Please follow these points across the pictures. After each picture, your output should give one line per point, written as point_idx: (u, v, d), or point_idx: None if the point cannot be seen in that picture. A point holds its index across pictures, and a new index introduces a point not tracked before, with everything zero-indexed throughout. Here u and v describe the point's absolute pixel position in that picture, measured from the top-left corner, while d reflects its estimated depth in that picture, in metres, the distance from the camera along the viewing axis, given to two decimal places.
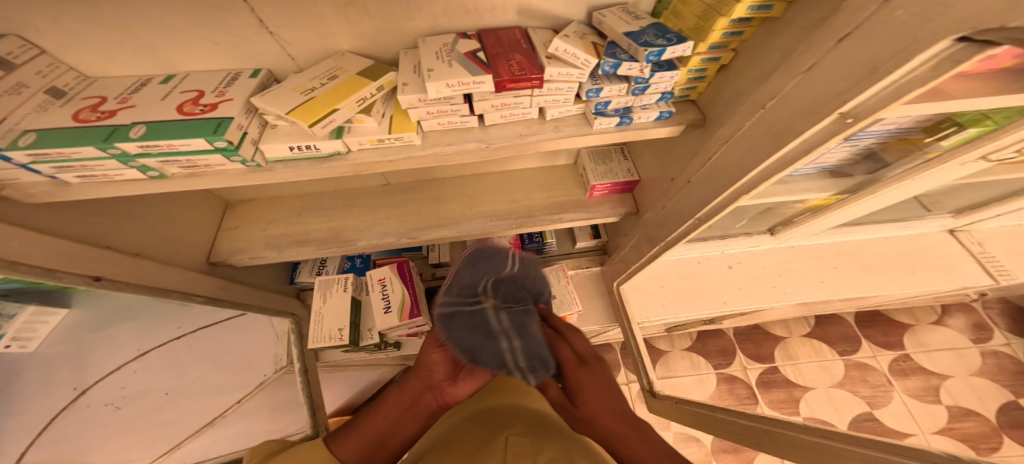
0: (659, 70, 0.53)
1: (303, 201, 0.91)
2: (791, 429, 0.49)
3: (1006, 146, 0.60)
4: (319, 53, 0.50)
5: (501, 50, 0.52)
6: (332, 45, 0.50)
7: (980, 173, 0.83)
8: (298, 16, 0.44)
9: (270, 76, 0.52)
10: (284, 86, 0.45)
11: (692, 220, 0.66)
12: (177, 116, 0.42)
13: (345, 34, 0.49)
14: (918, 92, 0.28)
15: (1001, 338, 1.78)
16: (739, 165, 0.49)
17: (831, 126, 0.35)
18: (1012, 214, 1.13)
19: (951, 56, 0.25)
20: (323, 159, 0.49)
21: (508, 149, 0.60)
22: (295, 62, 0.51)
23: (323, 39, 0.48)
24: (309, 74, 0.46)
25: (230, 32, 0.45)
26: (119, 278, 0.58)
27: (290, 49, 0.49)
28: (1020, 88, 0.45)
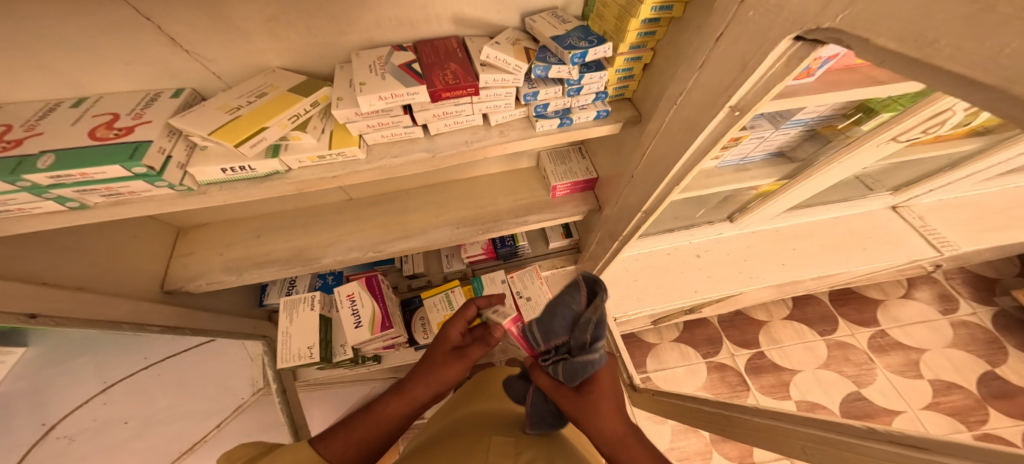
0: (588, 72, 0.56)
1: (262, 222, 0.90)
2: (749, 413, 0.55)
3: (910, 126, 0.72)
4: (247, 69, 0.51)
5: (436, 60, 0.54)
6: (261, 62, 0.50)
7: (904, 153, 0.93)
8: (221, 35, 0.45)
9: (195, 94, 0.52)
10: (209, 105, 0.45)
11: (640, 212, 0.68)
12: (88, 141, 0.42)
13: (273, 50, 0.49)
14: (785, 82, 0.33)
15: (967, 307, 1.87)
16: (669, 157, 0.52)
17: (727, 120, 0.41)
18: (947, 188, 1.20)
19: (795, 52, 0.30)
20: (262, 179, 0.50)
21: (456, 157, 0.61)
22: (221, 81, 0.52)
23: (250, 56, 0.49)
24: (235, 92, 0.47)
25: (143, 51, 0.45)
26: (62, 315, 0.57)
27: (212, 67, 0.49)
28: None
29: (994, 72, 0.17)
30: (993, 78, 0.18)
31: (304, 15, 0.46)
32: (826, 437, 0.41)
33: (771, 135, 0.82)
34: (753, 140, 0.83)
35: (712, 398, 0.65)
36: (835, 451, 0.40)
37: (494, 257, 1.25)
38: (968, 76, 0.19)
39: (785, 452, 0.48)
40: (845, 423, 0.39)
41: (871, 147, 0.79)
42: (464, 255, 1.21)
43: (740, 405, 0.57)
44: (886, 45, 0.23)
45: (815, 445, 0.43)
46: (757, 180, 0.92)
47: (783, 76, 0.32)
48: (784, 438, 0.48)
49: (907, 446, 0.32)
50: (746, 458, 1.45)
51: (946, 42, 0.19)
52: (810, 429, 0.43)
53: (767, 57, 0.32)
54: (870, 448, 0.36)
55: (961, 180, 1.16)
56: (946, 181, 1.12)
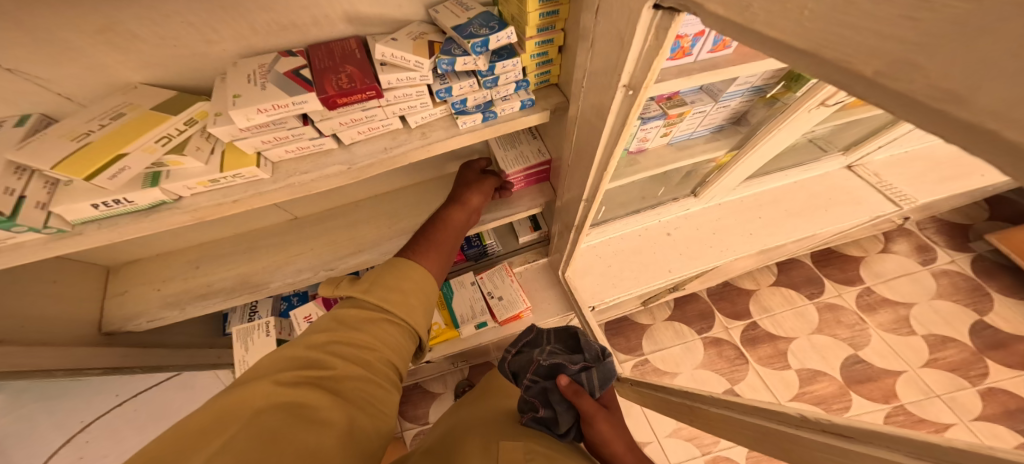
0: (499, 60, 0.52)
1: (200, 251, 0.86)
2: (706, 402, 0.52)
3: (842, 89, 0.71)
4: (106, 88, 0.47)
5: (330, 64, 0.50)
6: (117, 78, 0.46)
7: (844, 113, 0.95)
8: (50, 52, 0.41)
9: (47, 119, 0.46)
10: (54, 133, 0.41)
11: (583, 202, 0.63)
12: None
13: (125, 64, 0.45)
14: (660, 59, 0.31)
15: (944, 256, 1.87)
16: (590, 143, 0.48)
17: (626, 102, 0.37)
18: (896, 143, 1.20)
19: (660, 23, 0.28)
20: (149, 210, 0.46)
21: (377, 166, 0.57)
22: (75, 102, 0.47)
23: (99, 73, 0.45)
24: (87, 116, 0.43)
25: None
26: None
27: (51, 88, 0.44)
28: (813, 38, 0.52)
29: (807, 35, 0.17)
30: (804, 42, 0.18)
31: (145, 22, 0.42)
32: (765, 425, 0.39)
33: (710, 110, 0.81)
34: (694, 116, 0.81)
35: (676, 387, 0.63)
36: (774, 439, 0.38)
37: (463, 259, 1.19)
38: (790, 43, 0.19)
39: (737, 440, 0.46)
40: (782, 411, 0.38)
41: (804, 113, 0.78)
42: None
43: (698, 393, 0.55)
44: (716, 11, 0.23)
45: (759, 435, 0.40)
46: (708, 154, 0.91)
47: (657, 50, 0.30)
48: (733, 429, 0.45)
49: (835, 434, 0.30)
50: None
51: (758, 7, 0.20)
52: (750, 417, 0.41)
53: (636, 30, 0.29)
54: (800, 436, 0.34)
55: (913, 132, 1.16)
56: (895, 137, 1.14)
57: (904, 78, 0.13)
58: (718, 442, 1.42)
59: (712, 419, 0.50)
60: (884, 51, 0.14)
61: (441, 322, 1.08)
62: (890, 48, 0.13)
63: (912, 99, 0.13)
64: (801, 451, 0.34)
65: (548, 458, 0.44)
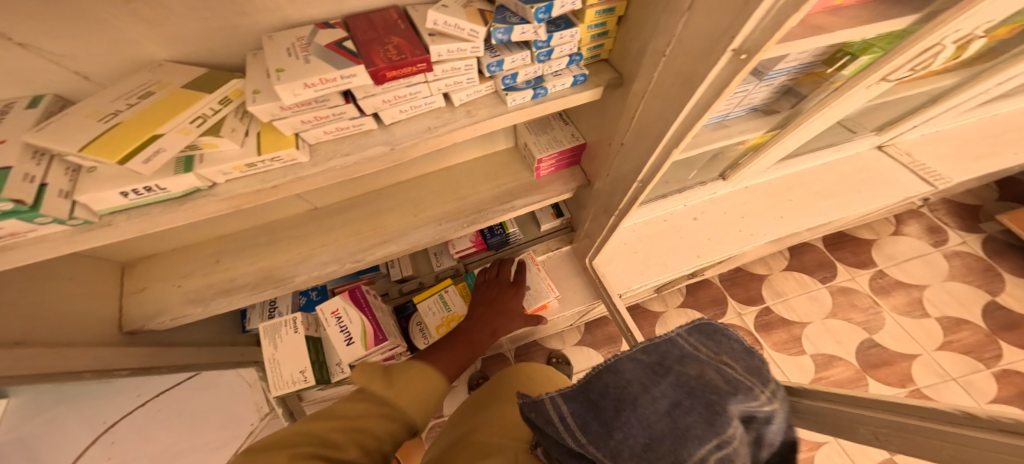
0: (557, 30, 0.47)
1: (219, 245, 0.81)
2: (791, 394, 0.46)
3: (901, 64, 0.66)
4: (125, 65, 0.41)
5: (373, 35, 0.45)
6: (141, 54, 0.41)
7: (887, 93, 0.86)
8: (72, 24, 0.35)
9: (61, 100, 0.41)
10: (76, 112, 0.36)
11: (636, 183, 0.60)
12: None
13: (150, 39, 0.40)
14: (794, 18, 0.25)
15: (955, 237, 1.86)
16: (663, 118, 0.44)
17: (728, 68, 0.33)
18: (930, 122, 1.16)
19: None
20: (182, 198, 0.42)
21: (419, 147, 0.53)
22: (92, 81, 0.42)
23: (120, 48, 0.40)
24: (111, 94, 0.37)
25: None
26: (6, 375, 0.48)
27: (67, 65, 0.39)
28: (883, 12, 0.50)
29: None
30: None
31: None
32: (903, 423, 0.34)
33: (753, 88, 0.76)
34: (736, 95, 0.76)
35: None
36: (917, 437, 0.33)
37: (485, 249, 1.16)
38: None
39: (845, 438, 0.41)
40: (931, 407, 0.33)
41: (861, 90, 0.73)
42: (452, 251, 1.13)
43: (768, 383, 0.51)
44: None
45: (888, 432, 0.36)
46: (746, 134, 0.86)
47: (793, 9, 0.25)
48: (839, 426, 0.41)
49: (1022, 435, 0.26)
50: None
51: None
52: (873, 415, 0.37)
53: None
54: (979, 438, 0.29)
55: (945, 114, 1.13)
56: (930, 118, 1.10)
57: None
58: None
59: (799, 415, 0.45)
60: None
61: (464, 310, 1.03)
62: None
63: None
64: (981, 456, 0.29)
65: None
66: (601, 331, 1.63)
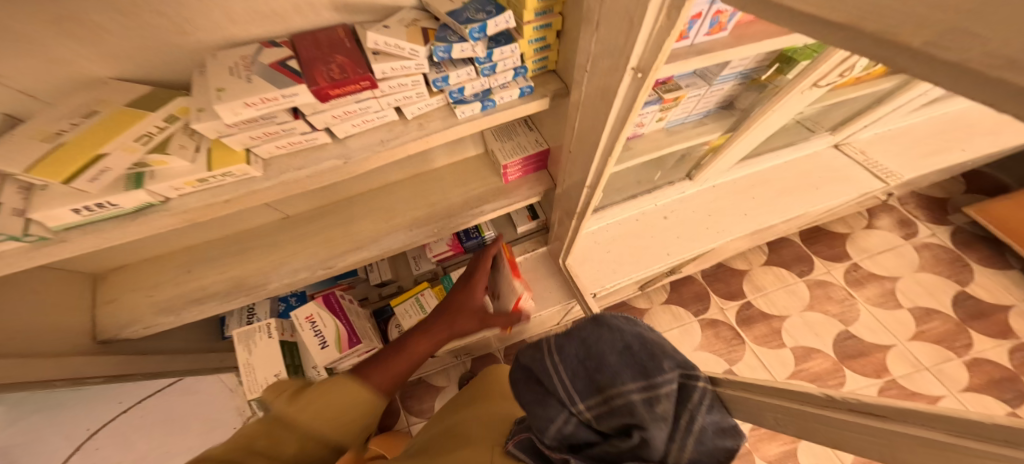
0: (497, 46, 0.50)
1: (191, 254, 0.83)
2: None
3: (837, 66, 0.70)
4: (74, 85, 0.43)
5: (317, 53, 0.47)
6: (86, 72, 0.43)
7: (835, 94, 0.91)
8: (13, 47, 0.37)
9: (12, 120, 0.43)
10: (22, 132, 0.38)
11: (586, 188, 0.63)
12: None
13: (88, 56, 0.42)
14: (671, 40, 0.28)
15: (925, 230, 1.91)
16: (595, 127, 0.47)
17: (633, 83, 0.35)
18: (880, 121, 1.21)
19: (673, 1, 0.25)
20: (136, 214, 0.44)
21: (373, 159, 0.55)
22: (42, 101, 0.43)
23: (64, 67, 0.41)
24: (55, 114, 0.40)
25: None
26: None
27: (12, 85, 0.40)
28: None
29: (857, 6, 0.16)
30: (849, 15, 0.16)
31: (118, 15, 0.39)
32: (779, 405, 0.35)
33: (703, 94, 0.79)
34: (688, 100, 0.79)
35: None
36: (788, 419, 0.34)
37: (462, 251, 1.18)
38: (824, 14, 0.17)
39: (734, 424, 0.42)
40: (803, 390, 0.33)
41: (795, 95, 0.77)
42: (430, 255, 1.15)
43: None
44: None
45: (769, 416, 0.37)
46: (702, 136, 0.89)
47: (668, 31, 0.27)
48: None
49: (880, 411, 0.27)
50: None
51: None
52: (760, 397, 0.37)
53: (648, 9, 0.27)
54: (831, 413, 0.30)
55: (895, 113, 1.17)
56: (879, 116, 1.15)
57: (959, 48, 0.12)
58: None
59: None
60: (938, 20, 0.12)
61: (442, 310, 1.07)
62: (944, 18, 0.12)
63: (965, 70, 0.12)
64: (840, 433, 0.30)
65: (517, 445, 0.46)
66: None
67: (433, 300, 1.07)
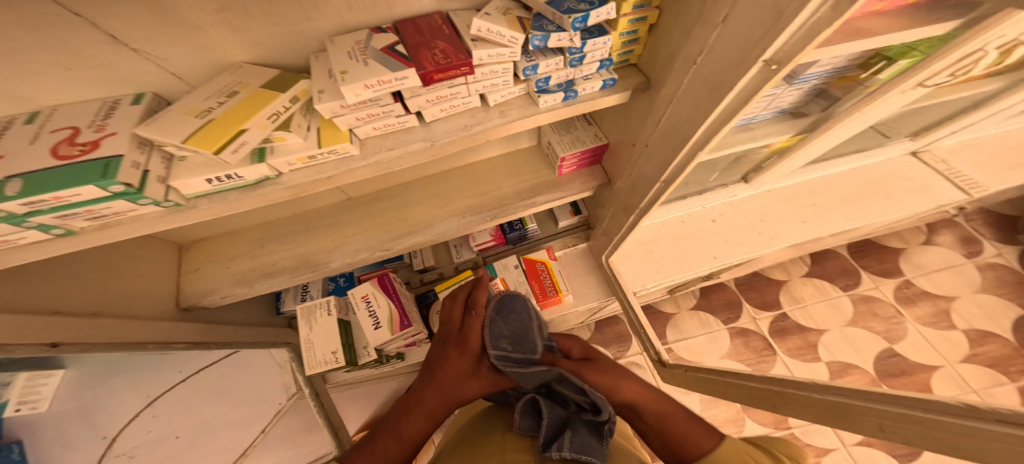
0: (591, 37, 0.51)
1: (263, 230, 0.88)
2: (805, 388, 0.49)
3: (938, 69, 0.66)
4: (210, 67, 0.47)
5: (421, 39, 0.49)
6: (224, 57, 0.47)
7: (928, 98, 0.86)
8: (171, 31, 0.41)
9: (158, 98, 0.47)
10: (177, 110, 0.42)
11: (658, 183, 0.62)
12: (53, 161, 0.38)
13: (235, 44, 0.45)
14: (828, 33, 0.27)
15: (991, 248, 1.80)
16: (691, 121, 0.47)
17: (758, 77, 0.35)
18: (970, 128, 1.16)
19: None
20: (253, 186, 0.47)
21: (456, 144, 0.56)
22: (184, 81, 0.48)
23: (208, 52, 0.45)
24: (203, 94, 0.44)
25: (88, 56, 0.40)
26: (83, 341, 0.54)
27: (165, 67, 0.45)
28: (923, 20, 0.50)
29: None
30: None
31: (259, 0, 0.41)
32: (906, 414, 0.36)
33: (780, 93, 0.73)
34: (764, 99, 0.75)
35: (752, 373, 0.59)
36: (919, 428, 0.35)
37: (504, 243, 1.19)
38: None
39: (853, 430, 0.43)
40: (936, 399, 0.34)
41: (896, 94, 0.73)
42: (472, 244, 1.15)
43: (784, 378, 0.53)
44: None
45: (892, 424, 0.38)
46: (772, 137, 0.84)
47: (829, 22, 0.27)
48: (850, 416, 0.43)
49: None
50: (781, 423, 1.43)
51: None
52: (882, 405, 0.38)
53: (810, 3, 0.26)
54: (979, 428, 0.30)
55: (990, 118, 1.12)
56: (971, 122, 1.10)
57: None
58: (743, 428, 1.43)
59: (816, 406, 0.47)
60: None
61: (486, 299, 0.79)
62: None
63: None
64: (981, 446, 0.30)
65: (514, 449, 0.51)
66: (611, 330, 1.64)
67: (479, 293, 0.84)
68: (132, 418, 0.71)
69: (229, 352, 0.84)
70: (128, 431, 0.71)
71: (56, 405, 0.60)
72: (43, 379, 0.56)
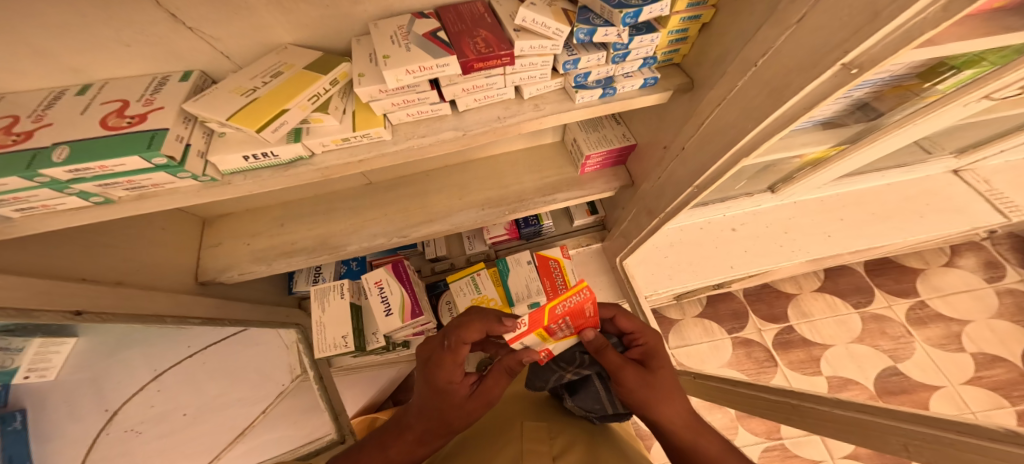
0: (639, 34, 0.49)
1: (284, 209, 0.88)
2: (824, 403, 0.48)
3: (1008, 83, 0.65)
4: (256, 49, 0.46)
5: (463, 27, 0.48)
6: (272, 39, 0.46)
7: (981, 113, 0.82)
8: (222, 10, 0.40)
9: (205, 77, 0.47)
10: (223, 87, 0.42)
11: (691, 188, 0.61)
12: (100, 131, 0.38)
13: (283, 25, 0.45)
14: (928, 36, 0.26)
15: (1013, 274, 1.76)
16: (741, 125, 0.45)
17: (833, 80, 0.34)
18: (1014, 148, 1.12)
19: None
20: (286, 166, 0.47)
21: (487, 135, 0.55)
22: (230, 61, 0.47)
23: (259, 33, 0.44)
24: (249, 73, 0.43)
25: (143, 31, 0.39)
26: (105, 310, 0.54)
27: (217, 46, 0.44)
28: (1000, 28, 0.47)
29: None
30: None
31: None
32: (940, 436, 0.35)
33: None
34: None
35: (768, 384, 0.58)
36: (951, 450, 0.34)
37: (518, 237, 1.18)
38: None
39: (871, 447, 0.42)
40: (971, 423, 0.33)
41: (957, 105, 0.71)
42: (486, 237, 1.14)
43: (804, 391, 0.51)
44: None
45: (921, 444, 0.37)
46: (808, 147, 0.81)
47: (936, 24, 0.25)
48: (870, 433, 0.42)
49: None
50: (774, 434, 1.43)
51: None
52: (913, 426, 0.37)
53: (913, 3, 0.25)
54: (1018, 454, 0.28)
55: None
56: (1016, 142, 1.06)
57: None
58: (735, 436, 1.42)
59: (834, 421, 0.46)
60: None
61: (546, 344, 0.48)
62: None
63: None
64: None
65: (569, 440, 0.50)
66: None
67: (518, 320, 0.42)
68: (137, 391, 0.69)
69: (238, 329, 0.84)
70: (129, 405, 0.69)
71: (63, 374, 0.60)
72: (55, 348, 0.56)
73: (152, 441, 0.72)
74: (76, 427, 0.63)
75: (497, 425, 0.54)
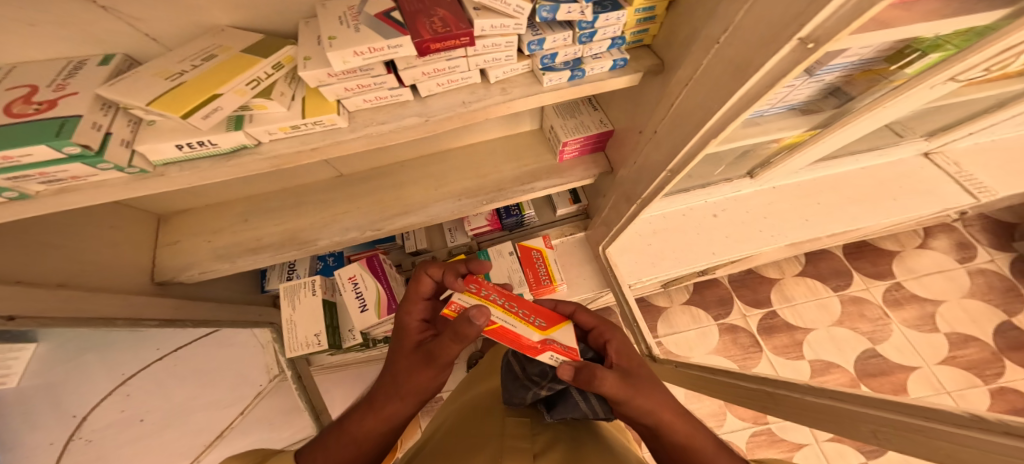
0: (603, 11, 0.47)
1: (249, 204, 0.84)
2: (796, 390, 0.48)
3: (972, 64, 0.63)
4: (188, 30, 0.43)
5: (420, 6, 0.44)
6: (205, 19, 0.42)
7: (950, 95, 0.83)
8: None
9: (129, 60, 0.43)
10: (147, 71, 0.38)
11: (665, 173, 0.60)
12: (6, 120, 0.35)
13: (217, 5, 0.41)
14: (879, 7, 0.24)
15: (984, 254, 1.81)
16: (708, 106, 0.43)
17: (790, 56, 0.32)
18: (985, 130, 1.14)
19: None
20: (228, 155, 0.44)
21: (452, 120, 0.52)
22: (157, 43, 0.43)
23: (189, 14, 0.41)
24: (178, 55, 0.40)
25: (50, 11, 0.36)
26: (46, 315, 0.49)
27: (141, 28, 0.40)
28: (965, 6, 0.46)
29: None
30: None
31: None
32: (909, 422, 0.34)
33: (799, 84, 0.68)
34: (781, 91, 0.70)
35: (747, 373, 0.58)
36: (920, 436, 0.33)
37: (499, 228, 1.16)
38: None
39: (846, 435, 0.42)
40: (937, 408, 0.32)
41: (923, 89, 0.70)
42: (467, 228, 1.12)
43: (778, 380, 0.52)
44: None
45: (888, 430, 0.36)
46: (783, 132, 0.80)
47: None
48: (843, 420, 0.41)
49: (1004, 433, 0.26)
50: (760, 419, 1.46)
51: None
52: (885, 412, 0.37)
53: None
54: (980, 437, 0.28)
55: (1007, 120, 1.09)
56: (986, 124, 1.07)
57: None
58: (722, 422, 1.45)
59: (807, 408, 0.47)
60: None
61: (532, 335, 0.46)
62: None
63: None
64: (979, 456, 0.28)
65: (550, 436, 0.50)
66: None
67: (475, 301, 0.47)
68: (103, 398, 0.67)
69: (209, 330, 0.81)
70: (98, 411, 0.67)
71: (24, 380, 0.57)
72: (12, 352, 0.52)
73: (122, 445, 0.71)
74: (39, 437, 0.61)
75: (476, 421, 0.54)
